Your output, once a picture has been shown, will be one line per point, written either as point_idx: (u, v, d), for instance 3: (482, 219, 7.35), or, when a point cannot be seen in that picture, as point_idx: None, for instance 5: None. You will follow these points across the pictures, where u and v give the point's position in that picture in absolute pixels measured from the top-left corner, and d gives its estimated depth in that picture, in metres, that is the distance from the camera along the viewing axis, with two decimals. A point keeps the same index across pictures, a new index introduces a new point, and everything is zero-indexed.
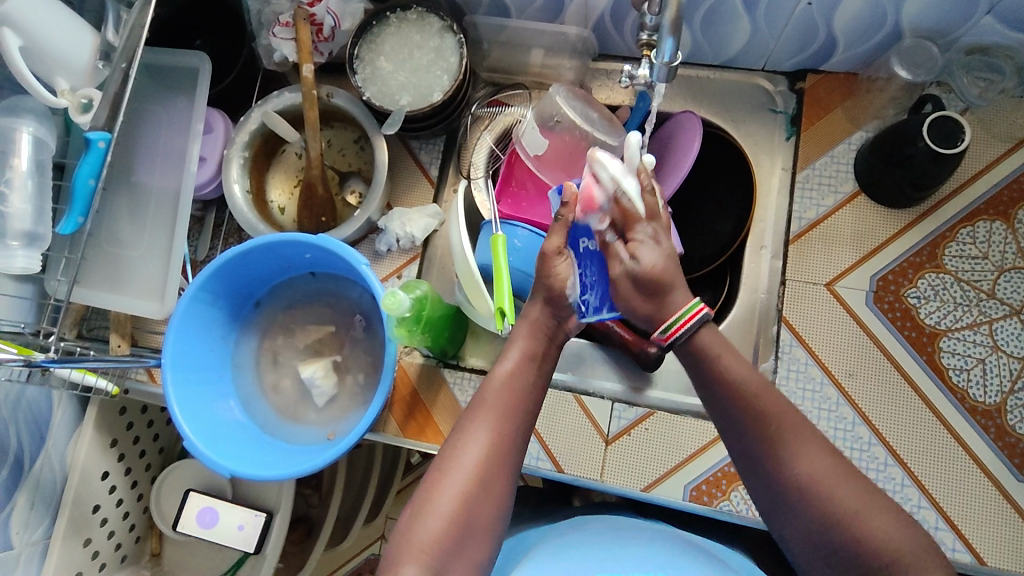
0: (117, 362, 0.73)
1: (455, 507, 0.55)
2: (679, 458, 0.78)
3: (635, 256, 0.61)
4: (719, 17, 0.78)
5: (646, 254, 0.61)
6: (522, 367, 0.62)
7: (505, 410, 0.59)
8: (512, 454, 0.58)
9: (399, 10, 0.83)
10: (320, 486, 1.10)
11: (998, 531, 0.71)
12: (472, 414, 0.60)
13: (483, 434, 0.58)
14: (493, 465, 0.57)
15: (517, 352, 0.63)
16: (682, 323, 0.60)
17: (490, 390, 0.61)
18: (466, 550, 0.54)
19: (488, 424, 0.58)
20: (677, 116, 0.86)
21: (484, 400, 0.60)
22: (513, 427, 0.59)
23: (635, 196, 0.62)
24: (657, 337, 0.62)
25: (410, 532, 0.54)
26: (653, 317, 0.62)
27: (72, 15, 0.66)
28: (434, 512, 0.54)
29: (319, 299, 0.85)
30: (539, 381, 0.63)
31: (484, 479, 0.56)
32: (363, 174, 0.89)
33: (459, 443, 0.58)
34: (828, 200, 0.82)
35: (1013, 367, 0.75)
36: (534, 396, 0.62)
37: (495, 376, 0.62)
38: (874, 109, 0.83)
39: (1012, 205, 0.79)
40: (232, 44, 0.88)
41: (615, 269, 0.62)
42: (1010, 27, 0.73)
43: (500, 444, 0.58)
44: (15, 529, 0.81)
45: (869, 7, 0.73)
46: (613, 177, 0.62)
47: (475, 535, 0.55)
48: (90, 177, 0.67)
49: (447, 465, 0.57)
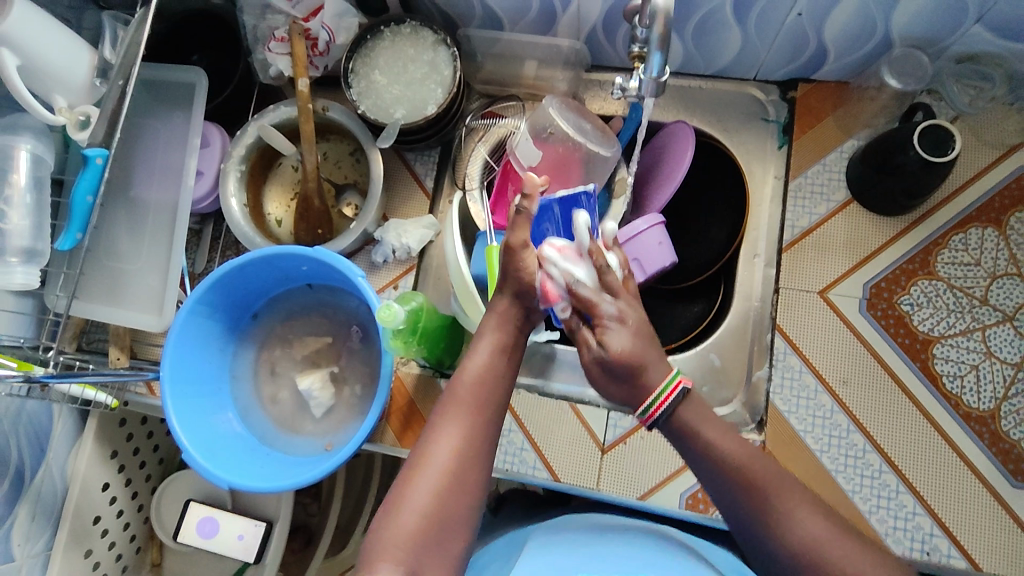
0: (117, 375, 0.73)
1: (430, 502, 0.54)
2: (676, 465, 0.78)
3: (603, 347, 0.57)
4: (710, 28, 0.79)
5: (615, 339, 0.57)
6: (495, 361, 0.62)
7: (477, 405, 0.59)
8: (485, 448, 0.59)
9: (393, 24, 0.83)
10: (320, 495, 1.11)
11: (992, 536, 0.71)
12: (445, 409, 0.60)
13: (454, 429, 0.58)
14: (466, 460, 0.57)
15: (486, 347, 0.62)
16: (659, 404, 0.58)
17: (461, 386, 0.61)
18: (442, 548, 0.54)
19: (461, 419, 0.58)
20: (670, 126, 0.87)
21: (455, 396, 0.60)
22: (484, 421, 0.59)
23: (589, 283, 0.59)
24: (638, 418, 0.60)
25: (385, 529, 0.54)
26: (629, 399, 0.59)
27: (70, 34, 0.68)
28: (410, 508, 0.54)
29: (317, 310, 0.86)
30: (509, 375, 0.63)
31: (458, 474, 0.56)
32: (359, 186, 0.89)
33: (431, 439, 0.58)
34: (821, 208, 0.83)
35: (1007, 373, 0.76)
36: (507, 390, 0.62)
37: (466, 372, 0.61)
38: (866, 117, 0.84)
39: (1004, 212, 0.80)
40: (229, 59, 0.89)
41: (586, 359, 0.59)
42: (1000, 36, 0.73)
43: (473, 439, 0.58)
44: (17, 541, 0.81)
45: (858, 18, 0.74)
46: (563, 269, 0.59)
47: (451, 531, 0.55)
48: (88, 193, 0.67)
49: (420, 461, 0.57)
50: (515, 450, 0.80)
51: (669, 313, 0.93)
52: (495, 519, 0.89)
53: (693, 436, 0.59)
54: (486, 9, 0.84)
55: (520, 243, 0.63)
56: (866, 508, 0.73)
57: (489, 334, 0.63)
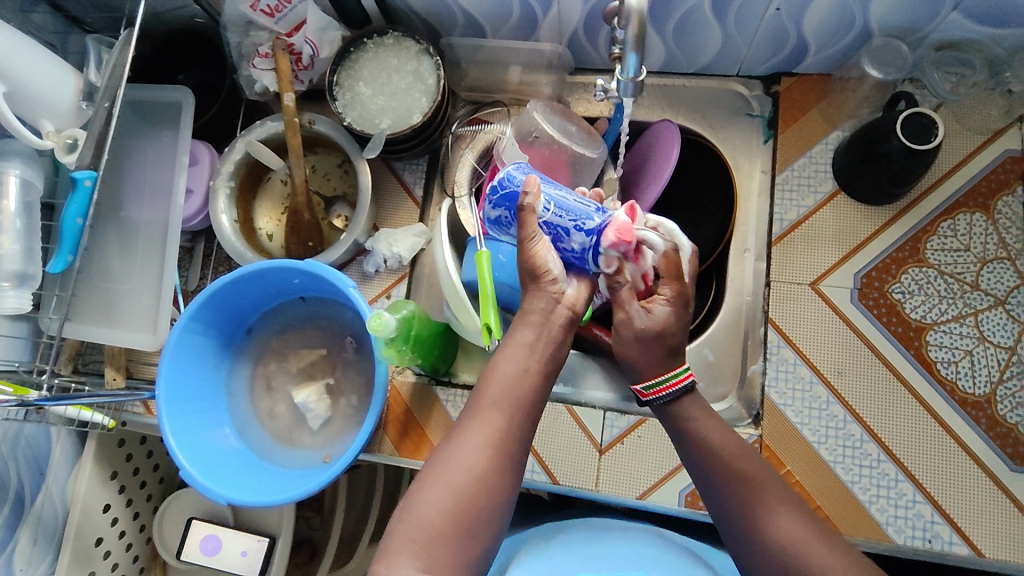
0: (112, 395, 0.74)
1: (448, 498, 0.53)
2: (656, 476, 0.78)
3: (649, 311, 0.61)
4: (690, 26, 0.80)
5: (658, 313, 0.61)
6: (527, 363, 0.59)
7: (507, 405, 0.57)
8: (513, 451, 0.57)
9: (376, 35, 0.84)
10: (323, 508, 1.12)
11: (994, 522, 0.71)
12: (473, 409, 0.58)
13: (478, 428, 0.56)
14: (493, 461, 0.55)
15: (511, 351, 0.60)
16: (669, 385, 0.61)
17: (489, 383, 0.58)
18: (460, 547, 0.52)
19: (489, 421, 0.56)
20: (656, 125, 0.87)
21: (482, 394, 0.58)
22: (516, 424, 0.57)
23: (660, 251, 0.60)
24: (637, 389, 0.63)
25: (403, 522, 0.53)
26: (641, 371, 0.63)
27: (55, 59, 0.69)
28: (427, 508, 0.53)
29: (311, 322, 0.87)
30: (541, 372, 0.60)
31: (479, 473, 0.54)
32: (348, 198, 0.90)
33: (457, 439, 0.56)
34: (808, 201, 0.83)
35: (1001, 357, 0.75)
36: (540, 392, 0.60)
37: (497, 372, 0.59)
38: (849, 108, 0.84)
39: (991, 196, 0.80)
40: (215, 77, 0.90)
41: (623, 313, 0.62)
42: (977, 22, 0.74)
43: (497, 440, 0.56)
44: (19, 566, 0.82)
45: (837, 9, 0.74)
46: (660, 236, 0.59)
47: (470, 530, 0.53)
48: (77, 216, 0.67)
49: (440, 460, 0.55)
50: None
51: None
52: None
53: (690, 445, 0.62)
54: (467, 16, 0.84)
55: (528, 238, 0.60)
56: (865, 499, 0.73)
57: (525, 332, 0.60)
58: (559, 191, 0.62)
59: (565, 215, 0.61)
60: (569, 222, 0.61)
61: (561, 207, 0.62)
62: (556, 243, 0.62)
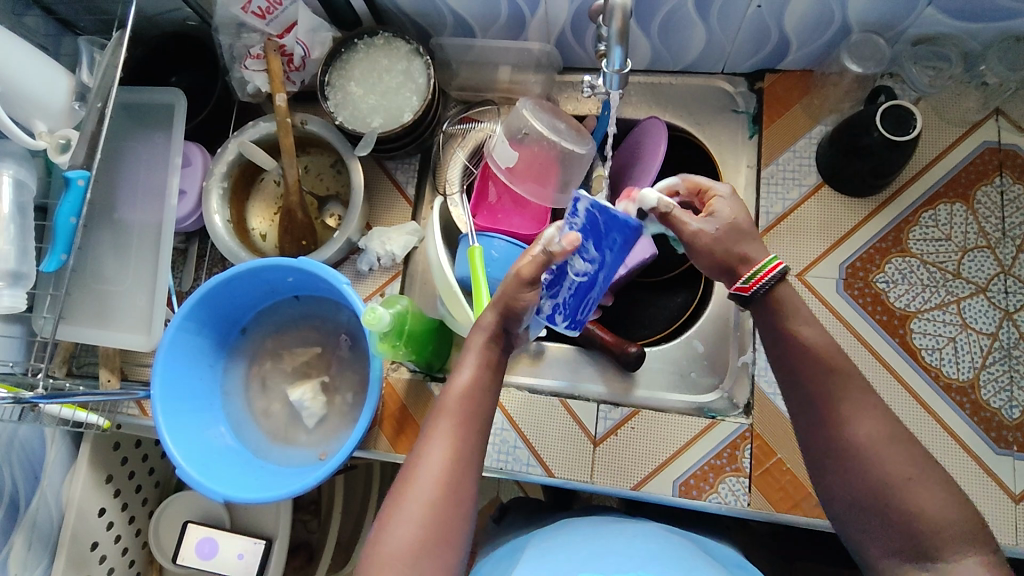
0: (107, 395, 0.74)
1: (429, 509, 0.53)
2: (653, 464, 0.79)
3: (714, 212, 0.60)
4: (675, 25, 0.82)
5: (722, 208, 0.60)
6: (480, 374, 0.59)
7: (466, 417, 0.57)
8: (475, 460, 0.56)
9: (366, 36, 0.85)
10: (319, 511, 1.12)
11: (981, 502, 0.72)
12: (432, 423, 0.57)
13: (443, 441, 0.56)
14: (460, 470, 0.55)
15: (475, 358, 0.60)
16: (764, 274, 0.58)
17: (445, 397, 0.58)
18: (445, 557, 0.52)
19: (450, 433, 0.56)
20: (644, 121, 0.88)
21: (439, 407, 0.58)
22: (475, 434, 0.57)
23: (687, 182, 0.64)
24: (738, 285, 0.59)
25: (379, 543, 0.52)
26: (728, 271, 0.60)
27: (47, 60, 0.69)
28: (405, 524, 0.52)
29: (305, 322, 0.87)
30: (491, 383, 0.60)
31: (451, 485, 0.54)
32: (341, 198, 0.91)
33: (422, 453, 0.55)
34: (794, 193, 0.85)
35: (983, 343, 0.77)
36: (493, 402, 0.60)
37: (452, 384, 0.59)
38: (831, 102, 0.86)
39: (971, 186, 0.82)
40: (209, 80, 0.90)
41: (691, 226, 0.59)
42: (951, 16, 0.76)
43: (461, 450, 0.56)
44: (15, 570, 0.82)
45: (817, 6, 0.76)
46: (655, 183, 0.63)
47: (450, 542, 0.53)
48: (71, 214, 0.68)
49: (410, 472, 0.55)
50: (508, 448, 0.81)
51: (651, 305, 0.95)
52: (501, 523, 0.90)
53: None
54: (456, 16, 0.85)
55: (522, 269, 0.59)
56: None
57: (478, 336, 0.61)
58: (597, 286, 0.61)
59: (572, 293, 0.61)
60: (566, 297, 0.61)
61: (580, 287, 0.60)
62: (546, 287, 0.61)
